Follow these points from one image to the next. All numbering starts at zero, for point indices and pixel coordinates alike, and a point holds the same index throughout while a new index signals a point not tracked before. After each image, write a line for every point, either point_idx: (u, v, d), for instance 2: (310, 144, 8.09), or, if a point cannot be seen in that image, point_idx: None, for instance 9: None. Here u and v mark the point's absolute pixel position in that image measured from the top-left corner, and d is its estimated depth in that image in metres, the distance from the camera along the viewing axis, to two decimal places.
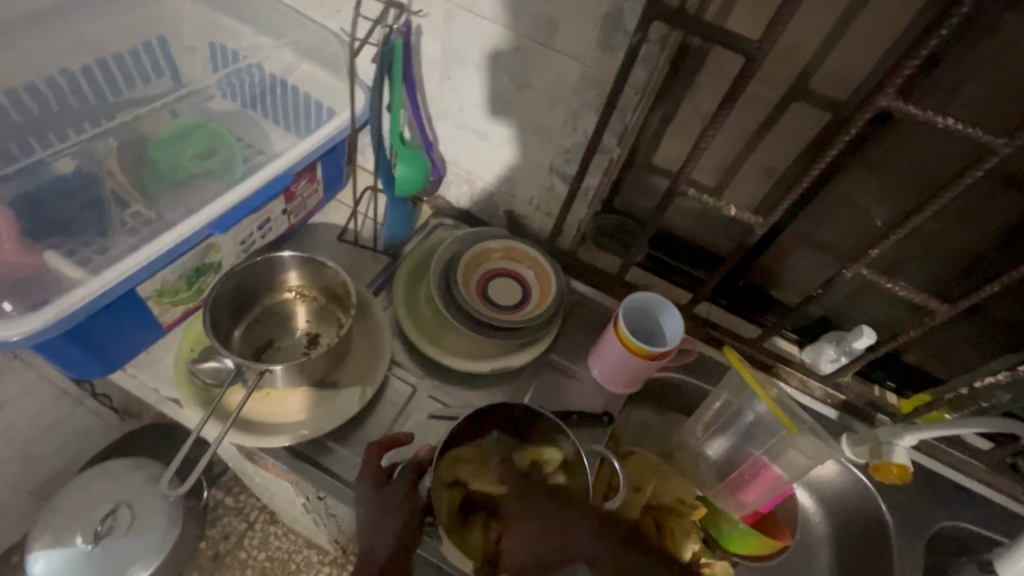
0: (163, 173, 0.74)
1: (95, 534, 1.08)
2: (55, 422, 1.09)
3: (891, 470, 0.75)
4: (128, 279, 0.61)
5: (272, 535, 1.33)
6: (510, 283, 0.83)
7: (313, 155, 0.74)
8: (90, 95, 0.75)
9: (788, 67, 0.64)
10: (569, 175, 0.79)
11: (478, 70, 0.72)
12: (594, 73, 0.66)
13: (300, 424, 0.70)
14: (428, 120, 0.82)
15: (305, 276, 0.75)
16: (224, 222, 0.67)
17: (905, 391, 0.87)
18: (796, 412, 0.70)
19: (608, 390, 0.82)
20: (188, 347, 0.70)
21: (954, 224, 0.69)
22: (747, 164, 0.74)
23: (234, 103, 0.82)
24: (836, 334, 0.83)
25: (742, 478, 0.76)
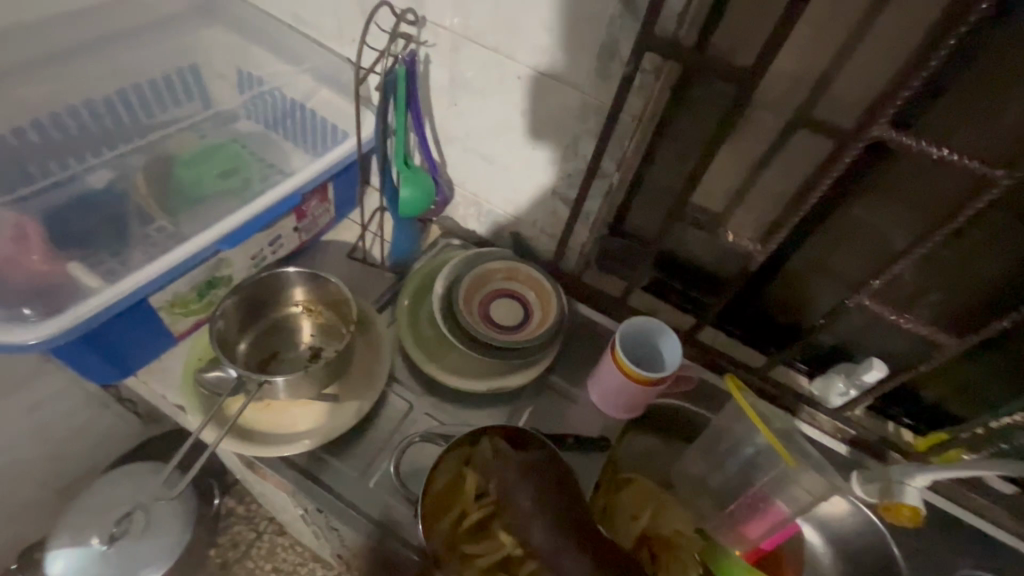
0: (184, 189, 0.78)
1: (111, 535, 1.11)
2: (81, 425, 1.15)
3: (901, 512, 0.71)
4: (140, 289, 0.64)
5: (279, 546, 1.34)
6: (511, 304, 0.84)
7: (322, 175, 0.78)
8: (125, 117, 0.81)
9: (786, 96, 0.64)
10: (572, 198, 0.80)
11: (482, 97, 0.75)
12: (593, 101, 0.67)
13: (299, 435, 0.72)
14: (434, 144, 0.85)
15: (310, 291, 0.78)
16: (234, 237, 0.71)
17: (922, 429, 0.83)
18: (797, 445, 0.68)
19: (608, 415, 0.81)
20: (196, 356, 0.73)
21: (971, 253, 0.66)
22: (749, 191, 0.74)
23: (257, 126, 0.86)
24: (846, 366, 0.81)
25: (743, 512, 0.74)
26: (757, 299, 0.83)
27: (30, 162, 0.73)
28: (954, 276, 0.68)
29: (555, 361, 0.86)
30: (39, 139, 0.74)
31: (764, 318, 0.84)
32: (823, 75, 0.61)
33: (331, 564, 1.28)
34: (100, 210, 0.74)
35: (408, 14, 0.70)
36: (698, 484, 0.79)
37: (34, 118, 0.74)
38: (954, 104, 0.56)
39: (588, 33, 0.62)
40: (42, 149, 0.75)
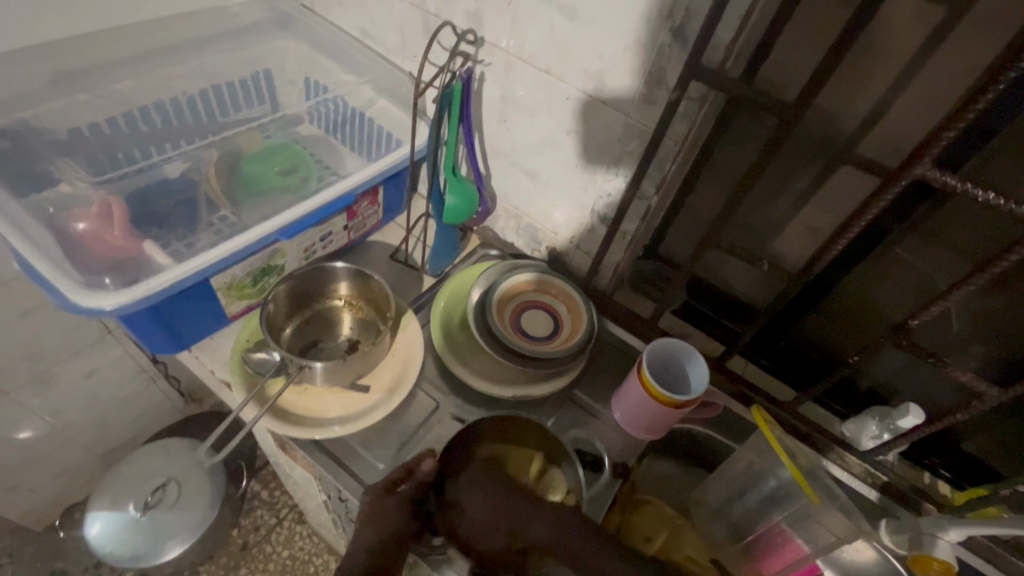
0: (249, 182, 0.85)
1: (145, 504, 1.18)
2: (132, 395, 1.22)
3: (931, 565, 0.68)
4: (204, 269, 0.70)
5: (297, 534, 1.38)
6: (542, 316, 0.86)
7: (375, 179, 0.83)
8: (205, 115, 0.89)
9: (832, 134, 0.65)
10: (609, 218, 0.82)
11: (531, 115, 0.78)
12: (637, 124, 0.70)
13: (332, 420, 0.75)
14: (481, 157, 0.89)
15: (354, 286, 0.82)
16: (290, 230, 0.76)
17: (961, 483, 0.79)
18: (826, 483, 0.66)
19: (629, 435, 0.81)
20: (245, 338, 0.78)
21: (1022, 302, 0.65)
22: (791, 224, 0.74)
23: (320, 129, 0.93)
24: (881, 410, 0.78)
25: (763, 547, 0.71)
26: (789, 330, 0.83)
27: (119, 149, 0.82)
28: (1002, 329, 0.67)
29: (580, 375, 0.87)
30: (129, 129, 0.83)
31: (795, 352, 0.84)
32: (874, 111, 0.61)
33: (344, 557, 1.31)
34: (175, 198, 0.81)
35: (468, 34, 0.75)
36: (715, 512, 0.78)
37: (126, 111, 0.83)
38: (1005, 149, 0.56)
39: (638, 59, 0.65)
40: (130, 139, 0.83)
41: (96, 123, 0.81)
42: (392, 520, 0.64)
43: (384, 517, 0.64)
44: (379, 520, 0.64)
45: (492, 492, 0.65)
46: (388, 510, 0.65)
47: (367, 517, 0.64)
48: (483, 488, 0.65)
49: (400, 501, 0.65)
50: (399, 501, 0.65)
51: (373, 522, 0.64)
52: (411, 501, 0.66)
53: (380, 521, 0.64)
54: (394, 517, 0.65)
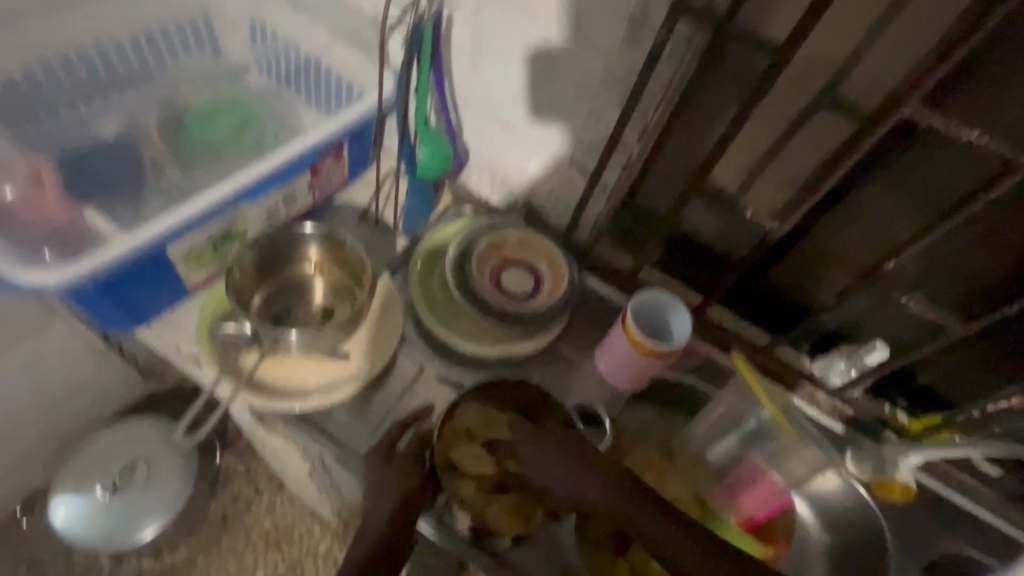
0: (198, 142, 0.78)
1: (112, 486, 1.13)
2: (85, 375, 1.14)
3: (894, 489, 0.74)
4: (156, 239, 0.64)
5: (278, 502, 1.32)
6: (523, 274, 0.84)
7: (339, 134, 0.77)
8: (137, 64, 0.78)
9: (815, 77, 0.64)
10: (589, 169, 0.80)
11: (506, 61, 0.74)
12: (618, 69, 0.67)
13: (312, 390, 0.73)
14: (452, 107, 0.83)
15: (324, 252, 0.77)
16: (251, 191, 0.71)
17: (916, 410, 0.84)
18: (800, 421, 0.71)
19: (612, 386, 0.83)
20: (209, 310, 0.74)
21: (981, 244, 0.67)
22: (770, 171, 0.74)
23: (271, 81, 0.85)
24: (848, 348, 0.80)
25: (741, 484, 0.76)
26: (762, 279, 0.83)
27: (41, 106, 0.72)
28: (960, 270, 0.70)
29: (564, 331, 0.86)
30: (49, 82, 0.72)
31: (770, 298, 0.85)
32: (858, 52, 0.60)
33: (330, 521, 1.27)
34: (116, 160, 0.74)
35: None
36: (697, 454, 0.81)
37: (43, 61, 0.71)
38: (976, 95, 0.57)
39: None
40: (52, 94, 0.73)
41: (10, 78, 0.68)
42: (404, 478, 0.65)
43: (396, 478, 0.66)
44: (387, 478, 0.66)
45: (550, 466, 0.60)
46: (394, 469, 0.66)
47: (378, 482, 0.66)
48: (545, 465, 0.60)
49: (407, 459, 0.67)
50: (407, 462, 0.67)
51: (382, 480, 0.66)
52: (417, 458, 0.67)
53: (389, 480, 0.66)
54: (401, 475, 0.66)
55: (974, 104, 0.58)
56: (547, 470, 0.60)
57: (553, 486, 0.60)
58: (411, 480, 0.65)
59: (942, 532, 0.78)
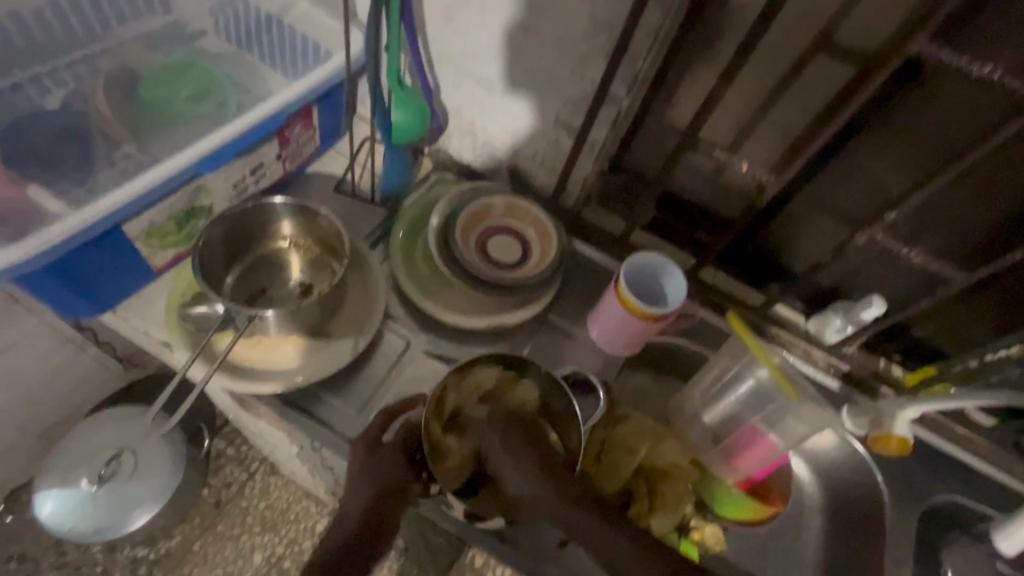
0: (154, 111, 0.72)
1: (99, 477, 1.09)
2: (60, 367, 1.09)
3: (890, 442, 0.72)
4: (112, 215, 0.61)
5: (272, 485, 1.31)
6: (510, 241, 0.81)
7: (306, 97, 0.72)
8: (77, 26, 0.71)
9: (814, 17, 0.60)
10: (576, 128, 0.75)
11: (483, 10, 0.68)
12: (604, 15, 0.62)
13: (293, 370, 0.69)
14: (428, 65, 0.77)
15: (299, 226, 0.73)
16: (213, 161, 0.66)
17: (910, 364, 0.83)
18: (799, 381, 0.68)
19: (606, 353, 0.80)
20: (179, 291, 0.70)
21: (980, 191, 0.65)
22: (766, 122, 0.70)
23: (228, 43, 0.79)
24: (844, 304, 0.79)
25: (737, 444, 0.75)
26: (756, 237, 0.81)
27: None
28: (947, 223, 0.69)
29: (555, 300, 0.83)
30: None
31: (766, 256, 0.83)
32: None
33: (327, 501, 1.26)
34: (64, 133, 0.68)
35: None
36: (693, 418, 0.80)
37: None
38: (979, 33, 0.55)
39: None
40: None
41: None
42: (391, 468, 0.63)
43: (382, 468, 0.63)
44: (373, 471, 0.63)
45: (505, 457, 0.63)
46: (382, 462, 0.64)
47: (363, 472, 0.63)
48: (500, 455, 0.63)
49: (396, 450, 0.65)
50: (397, 451, 0.64)
51: (368, 473, 0.63)
52: (406, 449, 0.65)
53: (375, 474, 0.63)
54: (389, 468, 0.63)
55: (982, 38, 0.55)
56: (504, 463, 0.62)
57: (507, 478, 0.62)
58: (399, 473, 0.64)
59: (936, 483, 0.79)
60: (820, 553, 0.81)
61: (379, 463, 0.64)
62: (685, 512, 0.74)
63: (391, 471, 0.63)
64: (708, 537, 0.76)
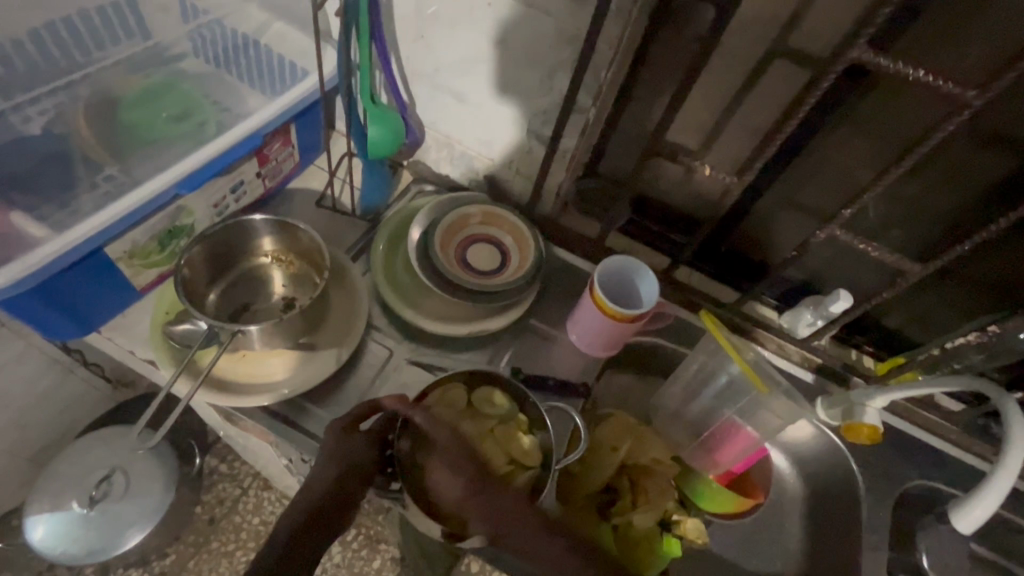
0: (135, 134, 0.74)
1: (90, 499, 1.09)
2: (48, 390, 1.09)
3: (861, 431, 0.75)
4: (93, 237, 0.62)
5: (266, 500, 1.31)
6: (488, 249, 0.83)
7: (283, 116, 0.74)
8: (57, 55, 0.68)
9: (766, 26, 0.63)
10: (548, 137, 0.78)
11: (452, 27, 0.71)
12: (567, 28, 0.65)
13: (278, 384, 0.71)
14: (401, 81, 0.80)
15: (280, 241, 0.75)
16: (192, 181, 0.68)
17: (883, 355, 0.87)
18: (771, 374, 0.70)
19: (587, 355, 0.83)
20: (163, 310, 0.71)
21: (936, 185, 0.68)
22: (730, 125, 0.73)
23: (207, 64, 0.80)
24: (813, 299, 0.83)
25: (715, 440, 0.77)
26: (727, 237, 0.85)
27: None
28: (915, 213, 0.72)
29: (535, 304, 0.86)
30: None
31: (738, 256, 0.87)
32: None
33: None
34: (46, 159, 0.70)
35: None
36: (673, 415, 0.82)
37: None
38: (918, 38, 0.57)
39: None
40: None
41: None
42: (361, 453, 0.63)
43: (351, 451, 0.63)
44: (343, 453, 0.63)
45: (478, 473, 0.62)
46: (354, 445, 0.64)
47: (330, 451, 0.62)
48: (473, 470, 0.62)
49: (368, 438, 0.65)
50: (367, 439, 0.65)
51: (338, 454, 0.62)
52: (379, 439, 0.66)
53: (345, 455, 0.63)
54: (360, 451, 0.63)
55: (923, 41, 0.57)
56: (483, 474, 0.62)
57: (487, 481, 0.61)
58: (367, 457, 0.63)
59: (910, 469, 0.81)
60: (801, 542, 0.83)
61: (349, 446, 0.63)
62: (666, 508, 0.75)
63: (359, 455, 0.63)
64: (689, 532, 0.74)
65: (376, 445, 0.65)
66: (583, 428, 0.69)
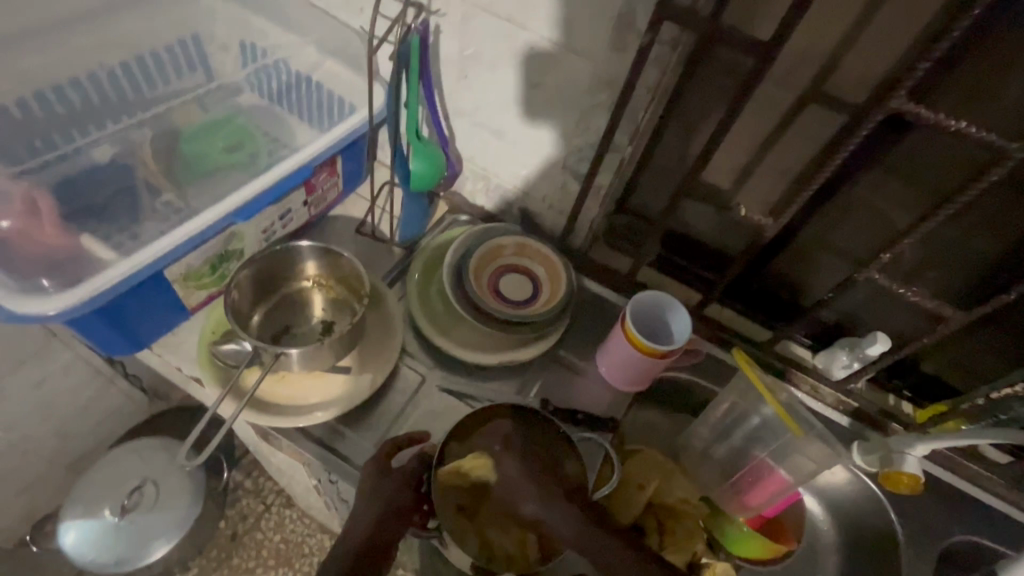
0: (192, 162, 0.79)
1: (122, 508, 1.12)
2: (89, 399, 1.13)
3: (901, 481, 0.73)
4: (154, 262, 0.66)
5: (288, 518, 1.32)
6: (520, 280, 0.84)
7: (332, 149, 0.78)
8: (129, 90, 0.81)
9: (803, 72, 0.64)
10: (582, 173, 0.80)
11: (494, 69, 0.74)
12: (606, 72, 0.67)
13: (315, 407, 0.73)
14: (443, 117, 0.84)
15: (322, 266, 0.78)
16: (246, 211, 0.72)
17: (921, 402, 0.85)
18: (805, 416, 0.69)
19: (616, 389, 0.82)
20: (210, 330, 0.74)
21: (977, 229, 0.67)
22: (763, 166, 0.74)
23: (261, 99, 0.86)
24: (850, 340, 0.81)
25: (746, 481, 0.75)
26: (758, 274, 0.85)
27: (36, 134, 0.73)
28: (958, 256, 0.70)
29: (564, 335, 0.86)
30: (43, 111, 0.74)
31: (769, 293, 0.86)
32: (841, 48, 0.61)
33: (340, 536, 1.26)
34: (113, 187, 0.75)
35: None
36: (703, 454, 0.81)
37: (37, 89, 0.73)
38: (958, 86, 0.57)
39: (602, 5, 0.62)
40: (46, 121, 0.74)
41: (22, 99, 0.72)
42: (398, 495, 0.64)
43: (387, 492, 0.65)
44: (381, 495, 0.64)
45: (527, 484, 0.65)
46: (389, 488, 0.65)
47: (369, 491, 0.65)
48: (521, 483, 0.65)
49: (403, 477, 0.66)
50: (402, 478, 0.66)
51: (374, 495, 0.64)
52: (413, 480, 0.66)
53: (381, 495, 0.64)
54: (397, 494, 0.65)
55: (961, 89, 0.58)
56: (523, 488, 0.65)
57: (526, 504, 0.64)
58: (404, 498, 0.65)
59: (952, 522, 0.78)
60: None
61: (372, 477, 0.66)
62: (696, 551, 0.73)
63: (393, 498, 0.64)
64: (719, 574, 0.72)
65: (411, 487, 0.66)
66: (616, 465, 0.69)
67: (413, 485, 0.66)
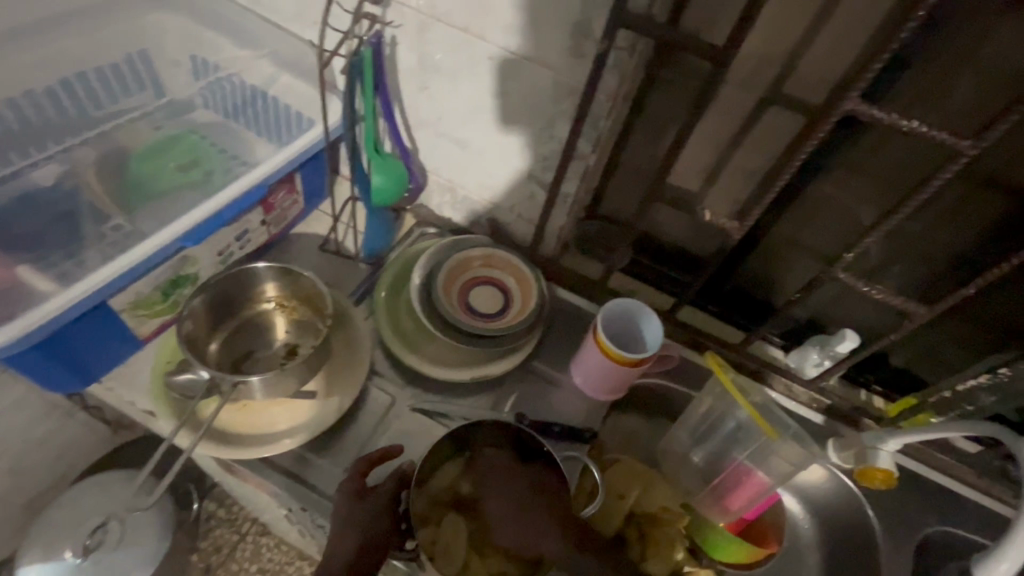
0: (140, 184, 0.76)
1: (83, 549, 1.04)
2: (45, 434, 1.07)
3: (876, 475, 0.73)
4: (99, 291, 0.63)
5: (264, 547, 1.26)
6: (491, 292, 0.82)
7: (289, 166, 0.75)
8: (71, 109, 0.77)
9: (760, 76, 0.64)
10: (548, 182, 0.79)
11: (454, 79, 0.73)
12: (566, 81, 0.67)
13: (281, 434, 0.70)
14: (404, 130, 0.82)
15: (282, 287, 0.75)
16: (197, 234, 0.69)
17: (893, 395, 0.86)
18: (779, 417, 0.69)
19: (591, 398, 0.81)
20: (164, 359, 0.71)
21: (936, 224, 0.69)
22: (728, 168, 0.74)
23: (217, 114, 0.83)
24: (821, 338, 0.82)
25: (726, 485, 0.74)
26: (730, 275, 0.85)
27: None
28: (920, 250, 0.71)
29: (538, 346, 0.85)
30: None
31: (742, 294, 0.87)
32: (795, 49, 0.61)
33: None
34: (55, 212, 0.71)
35: None
36: (682, 459, 0.80)
37: None
38: (913, 85, 0.58)
39: (558, 13, 0.62)
40: None
41: None
42: (374, 520, 0.62)
43: (363, 517, 0.62)
44: (359, 521, 0.62)
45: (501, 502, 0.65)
46: (368, 513, 0.62)
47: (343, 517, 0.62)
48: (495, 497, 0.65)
49: (381, 500, 0.63)
50: (381, 501, 0.63)
51: (351, 520, 0.62)
52: (391, 500, 0.64)
53: (356, 520, 0.62)
54: (373, 519, 0.62)
55: (914, 88, 0.58)
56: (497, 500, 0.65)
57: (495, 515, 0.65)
58: (380, 526, 0.62)
59: (928, 514, 0.79)
60: None
61: (346, 500, 0.63)
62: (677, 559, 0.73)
63: (370, 523, 0.61)
64: None
65: (389, 508, 0.63)
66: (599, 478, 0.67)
67: (390, 506, 0.63)
